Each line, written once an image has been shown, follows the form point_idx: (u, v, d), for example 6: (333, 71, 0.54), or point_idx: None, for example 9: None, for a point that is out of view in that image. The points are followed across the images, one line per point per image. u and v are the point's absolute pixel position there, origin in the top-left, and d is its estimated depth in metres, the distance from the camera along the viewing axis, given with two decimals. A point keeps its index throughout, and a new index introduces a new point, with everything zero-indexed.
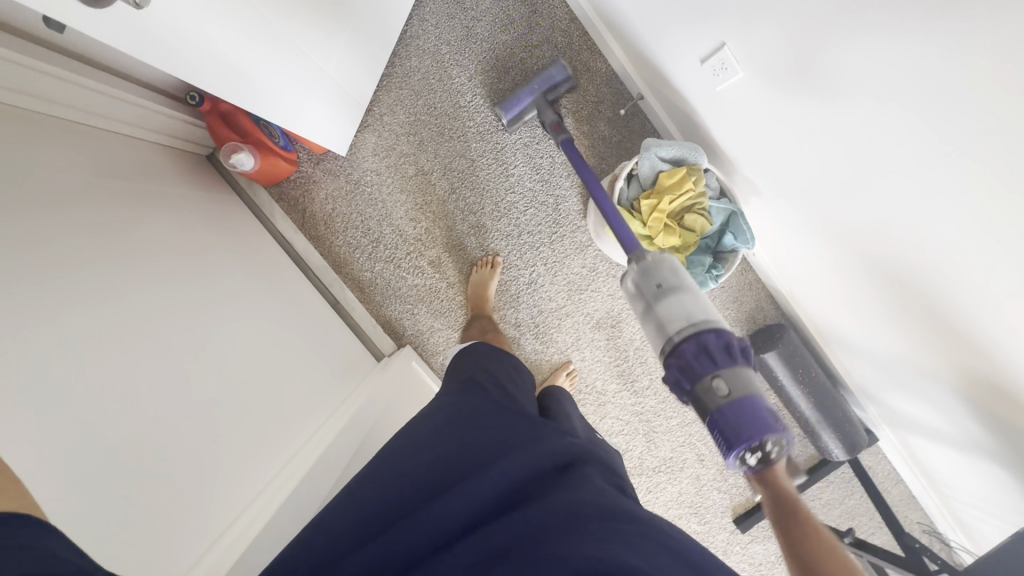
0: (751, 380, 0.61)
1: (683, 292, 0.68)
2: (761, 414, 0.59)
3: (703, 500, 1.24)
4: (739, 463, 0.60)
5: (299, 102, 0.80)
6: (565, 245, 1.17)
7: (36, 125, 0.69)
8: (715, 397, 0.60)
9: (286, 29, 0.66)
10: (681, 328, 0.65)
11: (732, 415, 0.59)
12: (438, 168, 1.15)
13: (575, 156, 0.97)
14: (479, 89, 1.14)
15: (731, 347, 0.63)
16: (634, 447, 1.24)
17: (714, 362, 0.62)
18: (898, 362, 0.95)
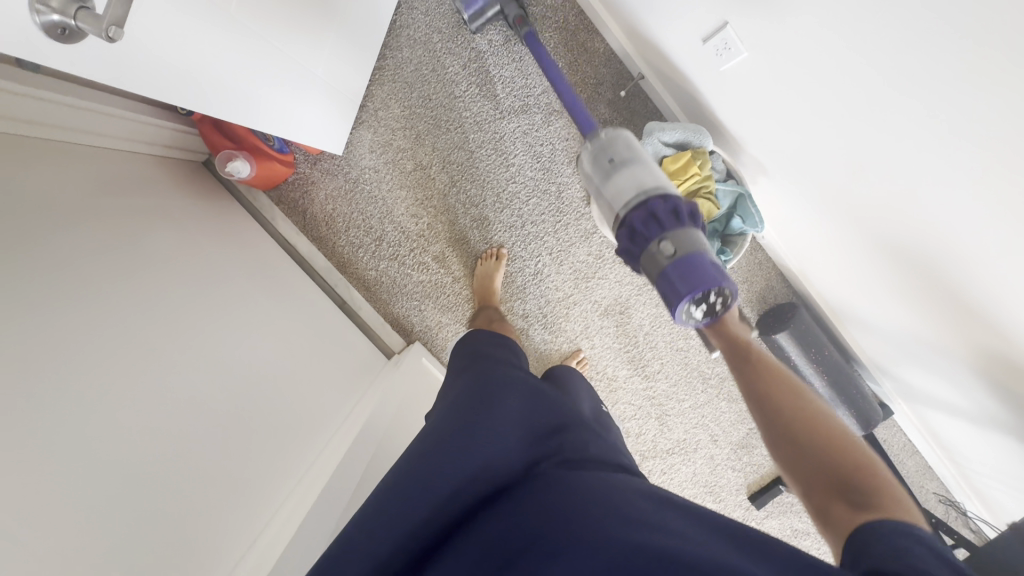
0: (697, 239, 0.67)
1: (636, 166, 0.73)
2: (704, 268, 0.65)
3: (717, 479, 1.26)
4: (687, 316, 0.68)
5: (289, 106, 0.78)
6: (570, 233, 1.15)
7: (28, 149, 0.68)
8: (662, 258, 0.66)
9: (268, 34, 0.63)
10: (629, 198, 0.70)
11: (677, 271, 0.65)
12: (436, 162, 1.13)
13: (538, 47, 0.92)
14: (474, 77, 1.11)
15: (679, 212, 0.68)
16: (647, 430, 1.25)
17: (661, 227, 0.68)
18: (912, 339, 0.94)
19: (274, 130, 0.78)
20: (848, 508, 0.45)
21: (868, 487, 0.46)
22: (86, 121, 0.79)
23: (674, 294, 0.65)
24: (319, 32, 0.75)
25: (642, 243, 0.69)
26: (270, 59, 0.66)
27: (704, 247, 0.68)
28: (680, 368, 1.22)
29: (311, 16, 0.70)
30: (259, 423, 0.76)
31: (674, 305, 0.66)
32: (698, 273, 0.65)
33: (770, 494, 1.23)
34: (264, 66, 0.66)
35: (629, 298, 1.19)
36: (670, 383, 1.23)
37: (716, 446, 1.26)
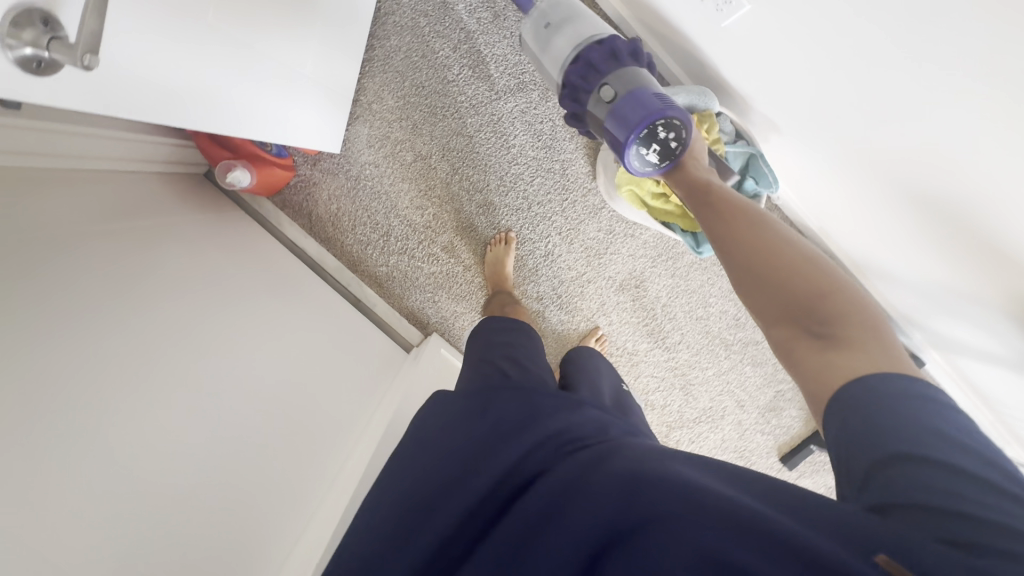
0: (634, 76, 0.68)
1: (569, 20, 0.74)
2: (643, 102, 0.66)
3: (747, 443, 1.26)
4: (640, 159, 0.69)
5: (278, 107, 0.76)
6: (577, 211, 1.13)
7: (33, 180, 0.69)
8: (603, 106, 0.69)
9: (250, 39, 0.62)
10: (567, 56, 0.73)
11: (617, 113, 0.67)
12: (436, 150, 1.10)
13: None
14: (466, 59, 1.07)
15: (613, 54, 0.70)
16: (672, 401, 1.24)
17: (599, 75, 0.70)
18: (942, 289, 0.90)
19: (263, 133, 0.76)
20: (820, 353, 0.44)
21: (840, 326, 0.44)
22: (82, 143, 0.78)
23: (619, 138, 0.68)
24: (302, 29, 0.72)
25: (584, 97, 0.72)
26: (255, 63, 0.65)
27: (646, 83, 0.69)
28: (701, 337, 1.21)
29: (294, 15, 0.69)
30: (288, 429, 0.78)
31: (621, 150, 0.69)
32: (639, 107, 0.66)
33: (802, 455, 1.23)
34: (250, 72, 0.65)
35: (644, 270, 1.17)
36: (692, 353, 1.22)
37: (744, 411, 1.25)
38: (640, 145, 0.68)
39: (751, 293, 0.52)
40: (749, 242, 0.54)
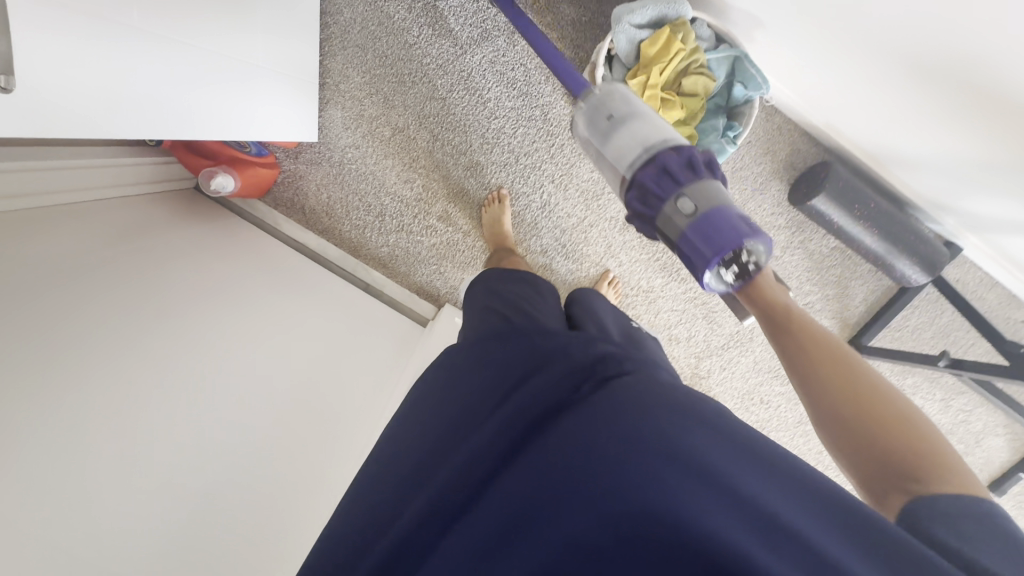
0: (716, 192, 0.60)
1: (637, 116, 0.67)
2: (728, 225, 0.58)
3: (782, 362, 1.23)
4: (717, 281, 0.62)
5: (226, 105, 0.75)
6: (566, 156, 1.09)
7: (29, 219, 0.71)
8: (679, 219, 0.60)
9: (178, 36, 0.61)
10: (632, 159, 0.64)
11: (697, 232, 0.59)
12: (413, 120, 1.08)
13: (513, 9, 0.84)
14: (424, 20, 1.04)
15: (694, 163, 0.62)
16: (697, 331, 1.21)
17: (675, 182, 0.61)
18: (967, 165, 0.83)
19: (213, 133, 0.75)
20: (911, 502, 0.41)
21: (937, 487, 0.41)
22: (67, 177, 0.80)
23: (697, 262, 0.59)
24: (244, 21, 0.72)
25: (653, 207, 0.63)
26: (188, 63, 0.64)
27: (727, 201, 0.61)
28: None
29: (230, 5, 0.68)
30: (312, 415, 0.80)
31: (700, 272, 0.60)
32: (722, 231, 0.58)
33: None
34: (184, 72, 0.64)
35: None
36: None
37: None
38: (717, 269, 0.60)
39: (840, 435, 0.49)
40: (848, 387, 0.50)
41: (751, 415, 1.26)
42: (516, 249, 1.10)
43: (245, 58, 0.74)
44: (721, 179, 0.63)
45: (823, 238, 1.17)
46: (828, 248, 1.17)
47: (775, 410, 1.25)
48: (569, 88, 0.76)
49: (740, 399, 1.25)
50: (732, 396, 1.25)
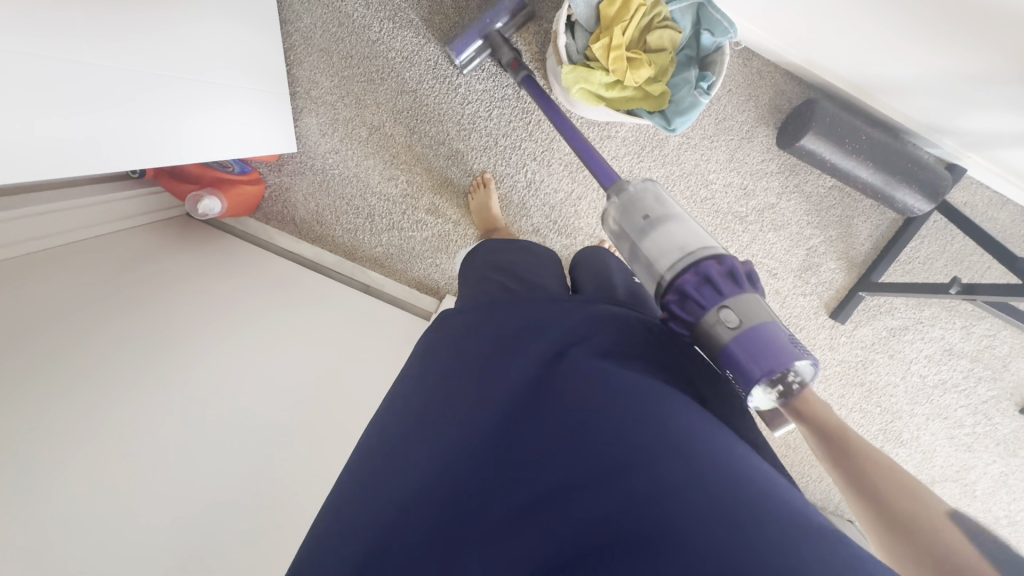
0: (759, 305, 0.55)
1: (669, 220, 0.61)
2: (775, 341, 0.53)
3: (791, 310, 1.20)
4: (761, 399, 0.55)
5: (192, 122, 0.76)
6: (544, 130, 1.08)
7: (39, 262, 0.75)
8: (722, 330, 0.54)
9: (128, 59, 0.63)
10: (674, 262, 0.58)
11: (744, 345, 0.53)
12: (388, 117, 1.08)
13: (539, 93, 0.87)
14: (385, 14, 1.03)
15: (732, 275, 0.56)
16: None
17: (717, 292, 0.56)
18: (956, 80, 0.80)
19: (181, 152, 0.77)
20: None
21: None
22: (59, 217, 0.82)
23: (739, 378, 0.54)
24: (186, 37, 0.71)
25: (695, 313, 0.56)
26: (144, 83, 0.66)
27: (770, 317, 0.56)
28: (713, 218, 1.15)
29: (173, 20, 0.68)
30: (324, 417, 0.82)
31: (745, 389, 0.53)
32: (766, 350, 0.53)
33: (852, 304, 1.17)
34: (141, 93, 0.66)
35: (633, 168, 1.11)
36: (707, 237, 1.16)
37: (778, 278, 1.19)
38: (762, 390, 0.54)
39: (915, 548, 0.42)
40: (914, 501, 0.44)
41: None
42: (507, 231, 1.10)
43: (200, 72, 0.75)
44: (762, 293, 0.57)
45: (819, 178, 1.14)
46: (824, 188, 1.14)
47: None
48: (599, 180, 0.74)
49: None
50: None
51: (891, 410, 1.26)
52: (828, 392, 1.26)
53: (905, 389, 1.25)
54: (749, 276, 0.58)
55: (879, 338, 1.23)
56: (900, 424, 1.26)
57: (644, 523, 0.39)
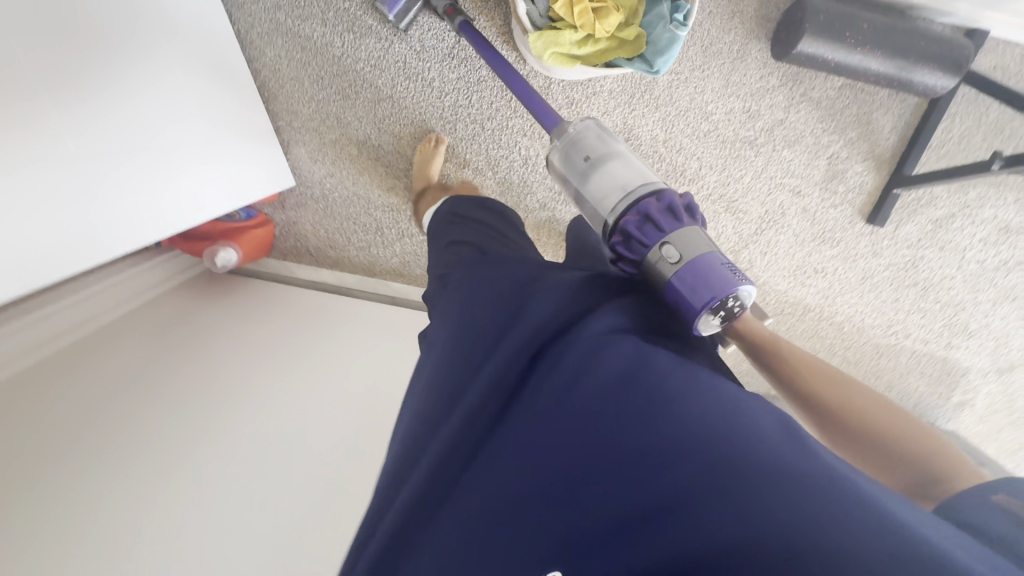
0: (698, 237, 0.61)
1: (614, 160, 0.70)
2: (716, 271, 0.59)
3: (824, 225, 1.15)
4: (707, 327, 0.60)
5: (168, 183, 0.74)
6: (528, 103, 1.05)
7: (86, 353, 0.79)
8: (665, 265, 0.60)
9: (84, 133, 0.60)
10: (616, 202, 0.67)
11: (689, 277, 0.58)
12: (372, 129, 1.07)
13: (476, 38, 0.90)
14: (342, 26, 1.00)
15: (672, 212, 0.63)
16: (725, 226, 1.16)
17: (658, 227, 0.62)
18: None
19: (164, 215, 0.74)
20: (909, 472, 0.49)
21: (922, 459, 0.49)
22: (95, 304, 0.88)
23: (684, 306, 0.59)
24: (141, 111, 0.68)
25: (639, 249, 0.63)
26: (106, 151, 0.63)
27: (710, 247, 0.61)
28: (721, 150, 1.10)
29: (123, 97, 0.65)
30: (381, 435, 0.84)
31: (692, 319, 0.59)
32: (706, 279, 0.58)
33: (889, 204, 1.10)
34: (104, 164, 0.63)
35: (626, 119, 1.07)
36: (720, 171, 1.11)
37: (804, 195, 1.13)
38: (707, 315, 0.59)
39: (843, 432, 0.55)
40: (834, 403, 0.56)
41: (808, 289, 1.20)
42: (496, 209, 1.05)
43: (167, 126, 0.72)
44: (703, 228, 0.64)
45: (825, 81, 1.06)
46: (834, 89, 1.06)
47: (832, 276, 1.19)
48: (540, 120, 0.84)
49: (791, 278, 1.20)
50: (782, 278, 1.20)
51: (952, 303, 1.20)
52: (879, 299, 1.21)
53: (965, 279, 1.18)
54: (687, 208, 0.65)
55: (926, 232, 1.16)
56: (964, 315, 1.20)
57: (630, 510, 0.40)
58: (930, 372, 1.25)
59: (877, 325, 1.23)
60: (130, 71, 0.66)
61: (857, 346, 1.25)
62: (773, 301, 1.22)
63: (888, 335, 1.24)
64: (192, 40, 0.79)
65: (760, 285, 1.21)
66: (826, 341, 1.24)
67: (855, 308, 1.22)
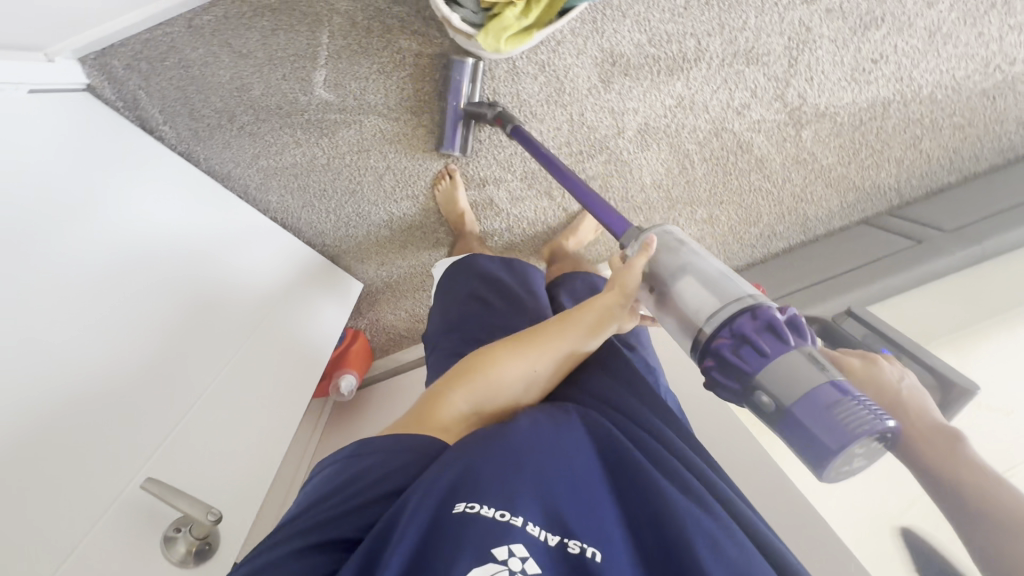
0: (808, 362, 0.52)
1: (681, 283, 0.61)
2: (842, 407, 0.48)
3: (858, 12, 1.03)
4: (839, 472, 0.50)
5: (271, 378, 0.85)
6: (505, 95, 1.02)
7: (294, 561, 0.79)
8: (775, 400, 0.51)
9: (198, 377, 0.73)
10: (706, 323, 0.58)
11: (806, 417, 0.49)
12: (390, 203, 1.08)
13: (531, 144, 0.89)
14: (315, 135, 1.00)
15: (751, 347, 0.54)
16: (757, 78, 1.06)
17: (758, 359, 0.53)
18: None
19: (384, 422, 0.99)
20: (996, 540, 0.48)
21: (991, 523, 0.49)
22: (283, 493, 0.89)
23: (811, 456, 0.49)
24: (217, 377, 0.76)
25: (740, 381, 0.54)
26: (207, 425, 0.72)
27: (829, 373, 0.51)
28: (709, 11, 1.00)
29: (200, 376, 0.74)
30: None
31: (822, 468, 0.49)
32: (820, 441, 0.48)
33: None
34: (224, 388, 0.76)
35: (604, 43, 1.00)
36: (720, 31, 1.02)
37: None
38: (836, 470, 0.49)
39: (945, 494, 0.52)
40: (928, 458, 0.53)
41: (877, 83, 1.09)
42: (473, 227, 1.07)
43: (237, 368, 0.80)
44: (804, 349, 0.53)
45: None
46: None
47: (895, 55, 1.07)
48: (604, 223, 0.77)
49: (851, 84, 1.08)
50: (843, 91, 1.09)
51: None
52: (961, 45, 1.08)
53: None
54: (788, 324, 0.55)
55: None
56: None
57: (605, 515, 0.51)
58: None
59: (974, 72, 1.10)
60: (209, 313, 0.79)
61: (964, 105, 1.13)
62: (847, 115, 1.11)
63: (990, 74, 1.10)
64: (287, 292, 0.96)
65: (824, 111, 1.10)
66: (925, 122, 1.14)
67: (937, 70, 1.09)
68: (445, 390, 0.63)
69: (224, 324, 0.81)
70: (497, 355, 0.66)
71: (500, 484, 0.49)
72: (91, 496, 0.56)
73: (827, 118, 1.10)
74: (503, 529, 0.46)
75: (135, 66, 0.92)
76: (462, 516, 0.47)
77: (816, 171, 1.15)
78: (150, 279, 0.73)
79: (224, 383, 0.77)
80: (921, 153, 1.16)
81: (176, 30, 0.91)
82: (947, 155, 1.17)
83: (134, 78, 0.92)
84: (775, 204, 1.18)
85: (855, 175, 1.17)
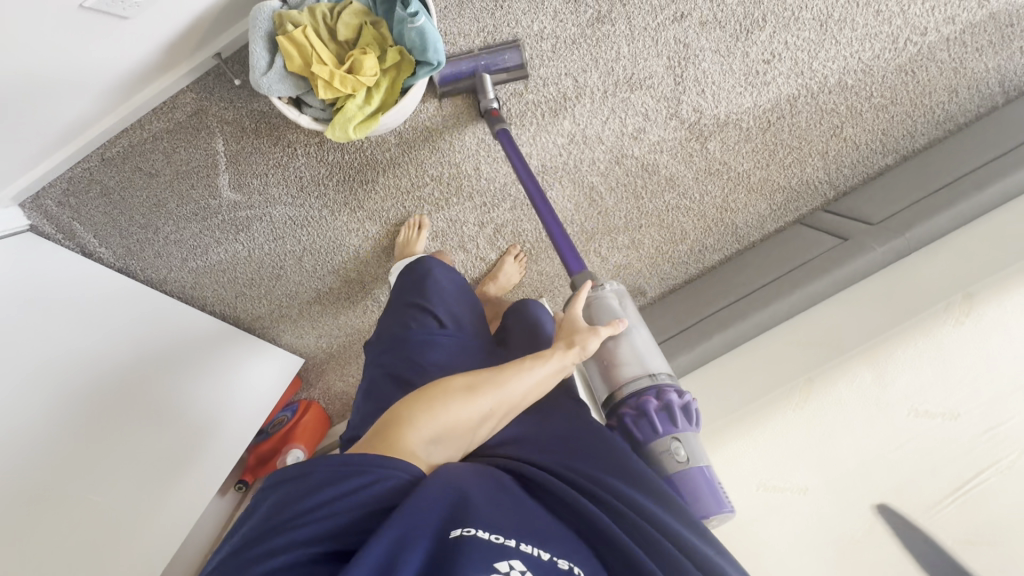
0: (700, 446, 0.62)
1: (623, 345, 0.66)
2: (712, 486, 0.60)
3: (731, 22, 1.05)
4: None
5: (180, 441, 0.89)
6: (401, 166, 1.07)
7: None
8: (671, 462, 0.61)
9: (98, 451, 0.78)
10: (639, 380, 0.64)
11: (684, 484, 0.60)
12: (313, 280, 1.13)
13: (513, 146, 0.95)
14: (231, 233, 1.08)
15: (668, 415, 0.62)
16: (646, 102, 1.06)
17: (666, 428, 0.62)
18: None
19: None
20: None
21: None
22: None
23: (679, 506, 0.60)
24: (119, 449, 0.81)
25: (643, 438, 0.62)
26: (101, 495, 0.77)
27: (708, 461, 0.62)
28: (578, 50, 1.04)
29: (100, 450, 0.79)
30: None
31: None
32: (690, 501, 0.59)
33: None
34: (127, 457, 0.81)
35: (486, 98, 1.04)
36: (596, 66, 1.05)
37: (689, 19, 1.05)
38: None
39: None
40: None
41: (775, 82, 1.06)
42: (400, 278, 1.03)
43: (143, 440, 0.84)
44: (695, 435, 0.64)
45: None
46: None
47: (786, 52, 1.06)
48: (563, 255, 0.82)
49: (748, 88, 1.06)
50: (740, 96, 1.07)
51: None
52: (860, 28, 1.06)
53: None
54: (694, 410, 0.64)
55: None
56: None
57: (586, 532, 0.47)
58: (988, 39, 1.05)
59: (882, 50, 1.06)
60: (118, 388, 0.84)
61: (881, 85, 1.07)
62: (755, 118, 1.07)
63: (901, 49, 1.06)
64: (233, 350, 1.05)
65: (727, 120, 1.07)
66: (845, 109, 1.08)
67: (839, 57, 1.06)
68: (405, 414, 0.50)
69: (178, 383, 0.92)
70: (458, 381, 0.54)
71: (484, 504, 0.44)
72: (36, 531, 0.69)
73: (731, 125, 1.07)
74: (500, 545, 0.40)
75: (65, 203, 1.03)
76: (459, 540, 0.39)
77: (737, 180, 1.10)
78: (55, 362, 0.79)
79: (133, 454, 0.82)
80: (848, 141, 1.09)
81: (92, 165, 1.03)
82: (877, 138, 1.08)
83: (66, 212, 1.04)
84: (699, 219, 1.12)
85: (779, 174, 1.10)
